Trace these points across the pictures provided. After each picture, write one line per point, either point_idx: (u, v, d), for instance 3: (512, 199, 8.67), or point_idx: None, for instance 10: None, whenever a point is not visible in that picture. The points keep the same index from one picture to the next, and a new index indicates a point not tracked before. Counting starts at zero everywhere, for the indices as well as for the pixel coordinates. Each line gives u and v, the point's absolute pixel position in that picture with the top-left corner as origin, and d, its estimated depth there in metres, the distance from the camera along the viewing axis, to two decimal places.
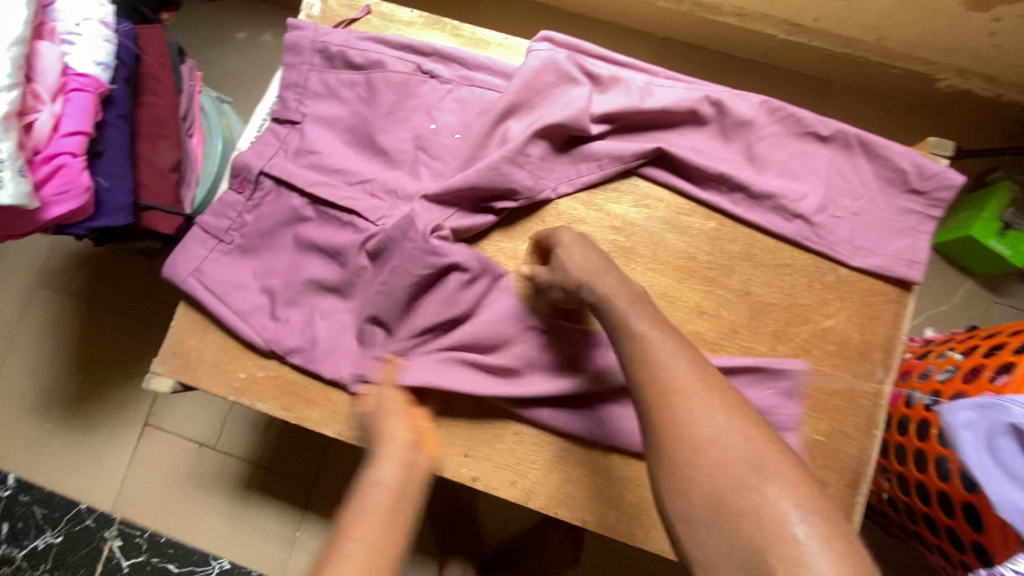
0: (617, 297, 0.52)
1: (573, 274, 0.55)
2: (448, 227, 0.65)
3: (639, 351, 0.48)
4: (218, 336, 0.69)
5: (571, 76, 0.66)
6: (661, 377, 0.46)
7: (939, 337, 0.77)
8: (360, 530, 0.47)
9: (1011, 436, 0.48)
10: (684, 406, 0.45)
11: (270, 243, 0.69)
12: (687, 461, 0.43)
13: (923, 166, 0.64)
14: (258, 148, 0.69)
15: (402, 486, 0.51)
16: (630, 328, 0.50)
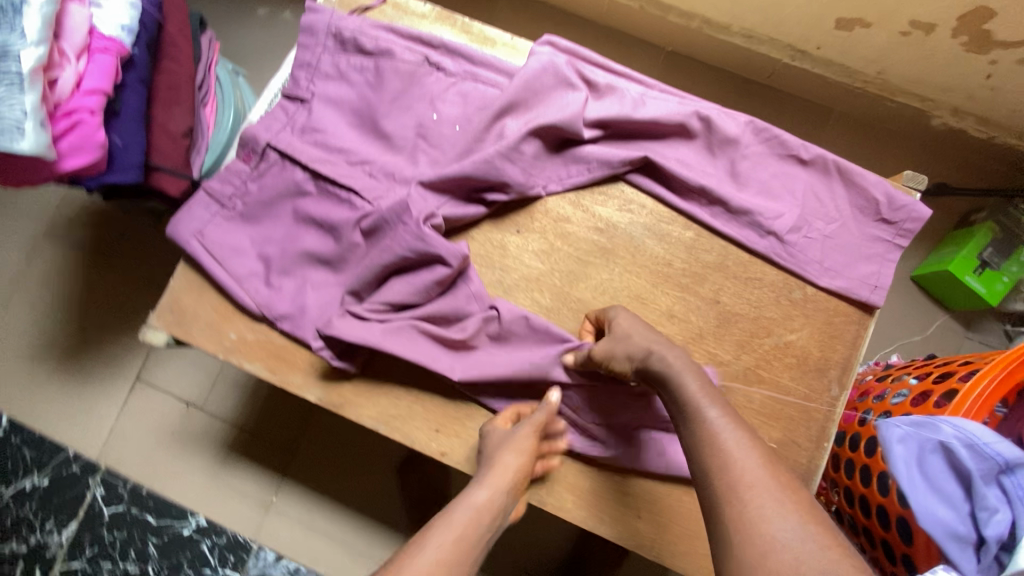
0: (689, 377, 0.54)
1: (641, 344, 0.58)
2: (440, 214, 0.68)
3: (710, 446, 0.49)
4: (212, 298, 0.73)
5: (569, 80, 0.69)
6: (728, 470, 0.47)
7: (901, 363, 0.81)
8: (444, 534, 0.53)
9: (940, 454, 0.52)
10: (751, 502, 0.45)
11: (270, 213, 0.73)
12: (755, 560, 0.42)
13: (893, 197, 0.67)
14: (267, 122, 0.73)
15: (494, 508, 0.57)
16: (699, 411, 0.52)
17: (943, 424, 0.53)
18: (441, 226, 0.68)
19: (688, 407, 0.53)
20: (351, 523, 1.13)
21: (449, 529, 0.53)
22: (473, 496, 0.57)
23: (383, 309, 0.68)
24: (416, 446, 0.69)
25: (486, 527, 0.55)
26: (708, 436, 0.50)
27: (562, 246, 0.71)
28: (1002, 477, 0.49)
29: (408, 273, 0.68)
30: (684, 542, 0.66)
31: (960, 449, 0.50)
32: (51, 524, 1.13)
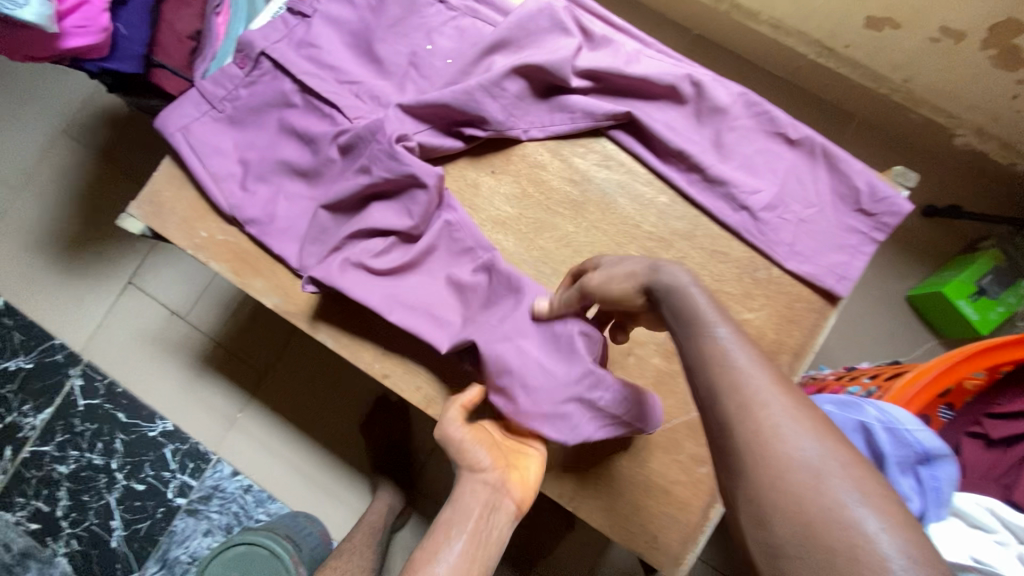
0: (695, 290, 0.45)
1: (645, 261, 0.50)
2: (415, 139, 0.68)
3: (715, 358, 0.41)
4: (190, 195, 0.74)
5: (564, 26, 0.69)
6: (738, 383, 0.39)
7: (858, 367, 0.80)
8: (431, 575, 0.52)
9: (859, 433, 0.52)
10: (763, 416, 0.37)
11: (257, 120, 0.74)
12: (771, 483, 0.35)
13: (876, 188, 0.66)
14: (265, 31, 0.74)
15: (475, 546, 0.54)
16: (705, 323, 0.43)
17: (869, 405, 0.53)
18: (416, 151, 0.68)
19: (694, 321, 0.43)
20: (309, 452, 1.16)
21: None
22: (450, 537, 0.54)
23: (370, 252, 0.67)
24: (362, 366, 0.70)
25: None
26: (712, 349, 0.41)
27: (534, 192, 0.71)
28: (920, 467, 0.52)
29: (388, 201, 0.69)
30: (604, 497, 0.66)
31: (880, 432, 0.51)
32: (29, 406, 1.19)
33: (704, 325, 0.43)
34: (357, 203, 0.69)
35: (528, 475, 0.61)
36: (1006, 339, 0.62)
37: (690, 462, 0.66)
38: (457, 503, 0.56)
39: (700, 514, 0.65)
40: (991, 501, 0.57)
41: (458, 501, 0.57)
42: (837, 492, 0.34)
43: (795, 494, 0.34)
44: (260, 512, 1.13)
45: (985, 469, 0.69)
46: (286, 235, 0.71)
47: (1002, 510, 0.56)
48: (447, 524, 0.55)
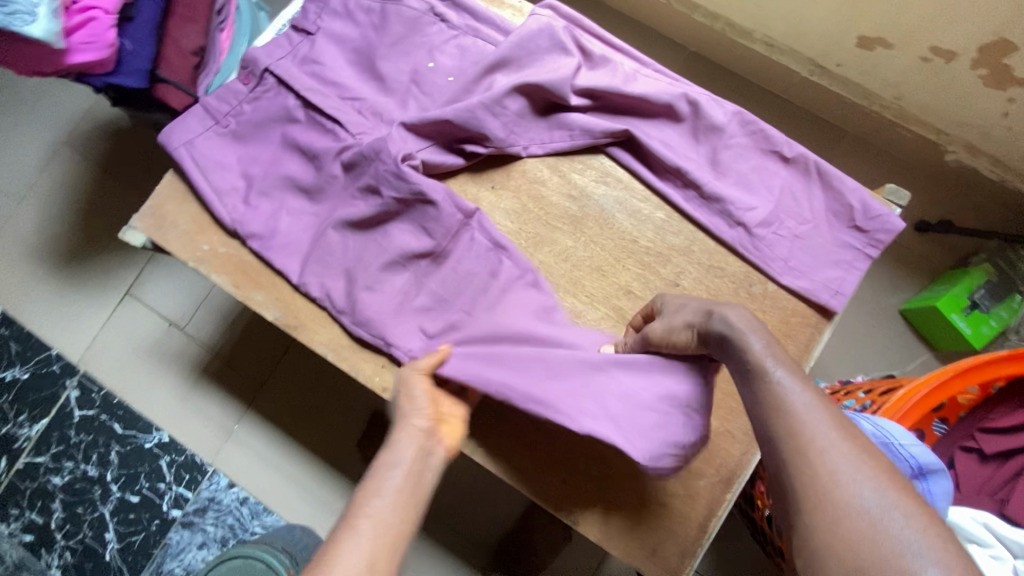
0: (753, 333, 0.47)
1: (702, 307, 0.53)
2: (418, 158, 0.70)
3: (774, 406, 0.43)
4: (192, 208, 0.74)
5: (564, 46, 0.70)
6: (797, 432, 0.41)
7: (855, 382, 0.81)
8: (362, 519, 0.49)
9: None
10: (822, 463, 0.40)
11: (260, 135, 0.74)
12: (828, 528, 0.38)
13: (869, 206, 0.67)
14: (270, 48, 0.75)
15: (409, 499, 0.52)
16: (764, 370, 0.45)
17: (865, 420, 0.54)
18: (419, 168, 0.69)
19: (750, 364, 0.45)
20: (307, 464, 1.15)
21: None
22: (387, 474, 0.52)
23: (418, 286, 0.70)
24: (362, 379, 0.70)
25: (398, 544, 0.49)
26: (774, 395, 0.43)
27: (534, 208, 0.72)
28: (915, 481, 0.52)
29: (398, 221, 0.71)
30: (601, 511, 0.67)
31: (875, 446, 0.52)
32: (24, 417, 1.18)
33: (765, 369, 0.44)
34: (365, 220, 0.70)
35: (452, 423, 0.60)
36: (998, 355, 0.63)
37: (687, 475, 0.66)
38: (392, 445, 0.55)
39: (698, 527, 0.66)
40: (986, 514, 0.58)
41: (398, 444, 0.55)
42: (896, 541, 0.37)
43: (852, 541, 0.37)
44: (255, 525, 1.13)
45: (979, 484, 0.70)
46: (288, 249, 0.72)
47: (996, 523, 0.57)
48: (376, 471, 0.53)
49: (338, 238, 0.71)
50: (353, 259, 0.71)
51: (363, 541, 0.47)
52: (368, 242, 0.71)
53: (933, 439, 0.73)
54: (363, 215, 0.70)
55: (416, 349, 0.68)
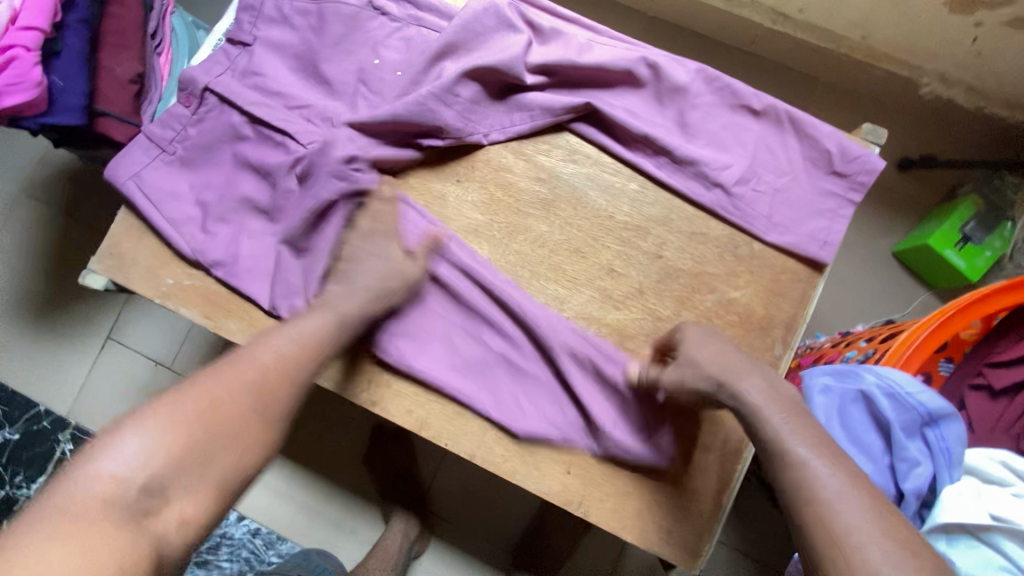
0: (771, 411, 0.50)
1: (716, 370, 0.54)
2: (366, 159, 0.67)
3: (801, 487, 0.45)
4: (152, 243, 0.71)
5: (511, 23, 0.67)
6: (823, 514, 0.43)
7: (856, 331, 0.78)
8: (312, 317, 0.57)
9: (860, 405, 0.51)
10: (857, 556, 0.41)
11: (210, 158, 0.71)
12: None
13: (847, 149, 0.64)
14: (207, 65, 0.71)
15: (332, 341, 0.57)
16: (787, 449, 0.47)
17: (866, 371, 0.52)
18: (366, 172, 0.67)
19: (773, 443, 0.48)
20: (314, 487, 1.10)
21: (260, 369, 0.51)
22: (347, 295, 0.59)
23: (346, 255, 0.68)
24: (347, 396, 0.67)
25: (304, 367, 0.54)
26: (799, 473, 0.46)
27: (502, 196, 0.69)
28: (926, 429, 0.50)
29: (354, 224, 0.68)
30: (612, 499, 0.64)
31: (881, 399, 0.49)
32: (21, 478, 1.15)
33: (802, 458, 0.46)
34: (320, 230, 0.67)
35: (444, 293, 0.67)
36: (996, 286, 0.60)
37: (695, 450, 0.64)
38: (340, 294, 0.59)
39: (713, 502, 0.64)
40: (1002, 451, 0.52)
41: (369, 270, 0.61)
42: None
43: None
44: (270, 555, 1.07)
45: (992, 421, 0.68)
46: (254, 273, 0.69)
47: (1015, 460, 0.50)
48: (318, 306, 0.58)
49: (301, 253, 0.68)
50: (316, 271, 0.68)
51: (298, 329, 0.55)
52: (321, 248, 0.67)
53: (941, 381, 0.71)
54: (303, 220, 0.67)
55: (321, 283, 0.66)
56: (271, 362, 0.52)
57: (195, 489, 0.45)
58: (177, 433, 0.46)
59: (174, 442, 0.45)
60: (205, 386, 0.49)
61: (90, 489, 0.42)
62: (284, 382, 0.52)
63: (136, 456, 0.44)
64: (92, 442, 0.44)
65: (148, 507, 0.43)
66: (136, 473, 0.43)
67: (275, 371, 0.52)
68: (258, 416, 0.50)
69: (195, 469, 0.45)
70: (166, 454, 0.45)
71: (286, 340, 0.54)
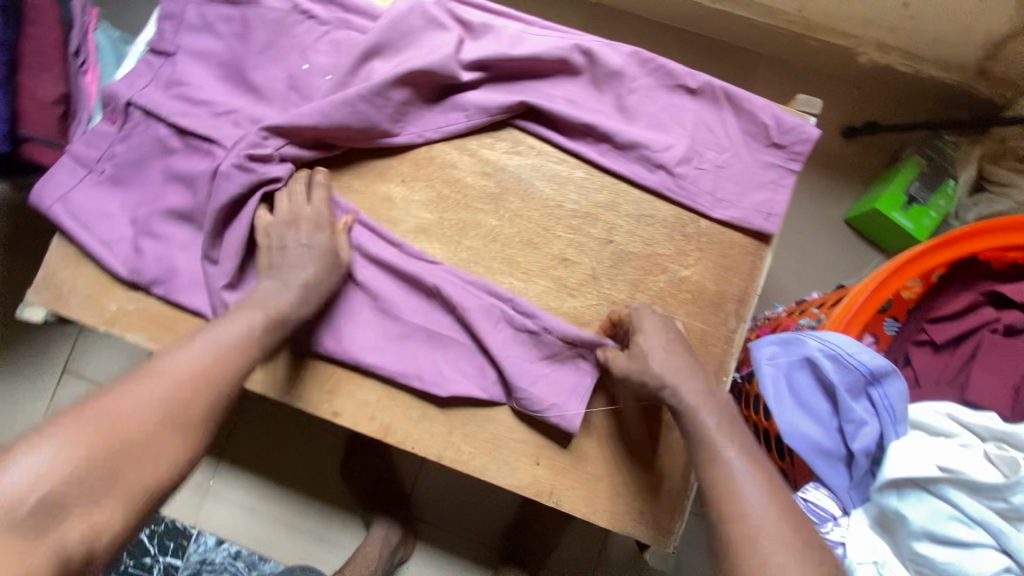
0: (707, 414, 0.53)
1: (660, 372, 0.56)
2: (276, 155, 0.66)
3: (720, 485, 0.49)
4: (90, 269, 0.69)
5: (439, 21, 0.67)
6: (734, 512, 0.47)
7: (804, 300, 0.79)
8: (241, 318, 0.56)
9: (806, 370, 0.51)
10: (756, 550, 0.45)
11: (139, 174, 0.70)
12: None
13: (782, 120, 0.65)
14: (129, 79, 0.70)
15: (260, 343, 0.56)
16: (716, 450, 0.51)
17: (809, 336, 0.51)
18: (278, 169, 0.66)
19: (706, 443, 0.52)
20: (294, 505, 1.08)
21: (183, 371, 0.51)
22: (276, 297, 0.59)
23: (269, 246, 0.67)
24: (307, 407, 0.66)
25: (229, 373, 0.52)
26: (724, 478, 0.49)
27: (449, 193, 0.69)
28: (870, 388, 0.50)
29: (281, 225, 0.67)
30: (583, 486, 0.64)
31: (825, 362, 0.49)
32: None
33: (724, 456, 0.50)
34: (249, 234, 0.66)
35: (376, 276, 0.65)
36: (923, 244, 0.59)
37: (659, 429, 0.65)
38: (270, 295, 0.59)
39: (682, 477, 0.64)
40: (948, 404, 0.53)
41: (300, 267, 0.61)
42: None
43: None
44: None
45: (939, 375, 0.67)
46: (195, 287, 0.67)
47: (962, 412, 0.52)
48: (246, 307, 0.57)
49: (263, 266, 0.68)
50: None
51: (225, 333, 0.54)
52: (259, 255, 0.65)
53: (887, 341, 0.69)
54: (211, 220, 0.65)
55: (236, 271, 0.65)
56: (190, 372, 0.51)
57: (110, 496, 0.45)
58: (87, 444, 0.45)
59: (82, 454, 0.45)
60: (121, 392, 0.48)
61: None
62: (209, 388, 0.51)
63: (40, 469, 0.43)
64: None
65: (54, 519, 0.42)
66: (39, 487, 0.42)
67: (200, 373, 0.51)
68: (179, 420, 0.49)
69: (106, 478, 0.45)
70: (73, 464, 0.44)
71: (213, 340, 0.53)
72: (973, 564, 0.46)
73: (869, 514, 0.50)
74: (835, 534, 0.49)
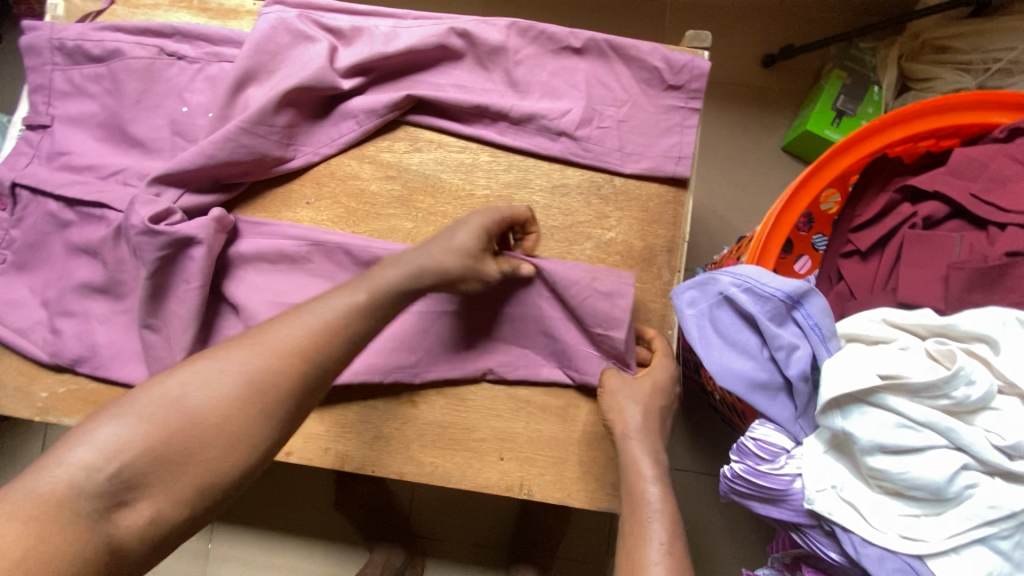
0: (648, 469, 0.55)
1: (617, 417, 0.57)
2: (178, 210, 0.63)
3: (632, 537, 0.52)
4: (11, 361, 0.66)
5: (305, 34, 0.65)
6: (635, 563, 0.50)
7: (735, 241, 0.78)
8: (350, 291, 0.52)
9: (728, 307, 0.51)
10: None
11: (42, 255, 0.67)
12: None
13: (673, 60, 0.64)
14: (11, 159, 0.68)
15: (362, 320, 0.51)
16: (639, 500, 0.54)
17: (721, 272, 0.51)
18: (186, 220, 0.63)
19: (634, 492, 0.54)
20: (297, 551, 1.05)
21: (258, 357, 0.47)
22: (392, 266, 0.54)
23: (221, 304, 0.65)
24: None
25: (326, 354, 0.49)
26: (636, 527, 0.52)
27: (357, 206, 0.67)
28: (794, 311, 0.49)
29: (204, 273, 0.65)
30: (550, 472, 0.62)
31: (739, 296, 0.50)
32: None
33: (643, 509, 0.53)
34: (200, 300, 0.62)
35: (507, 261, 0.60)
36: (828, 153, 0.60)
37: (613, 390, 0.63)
38: (382, 266, 0.54)
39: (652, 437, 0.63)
40: (883, 309, 0.51)
41: (450, 240, 0.54)
42: None
43: None
44: None
45: (871, 282, 0.63)
46: (120, 358, 0.64)
47: (896, 314, 0.50)
48: (353, 282, 0.53)
49: (227, 323, 0.65)
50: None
51: (332, 309, 0.51)
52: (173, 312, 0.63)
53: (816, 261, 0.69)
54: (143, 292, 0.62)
55: (192, 344, 0.62)
56: (290, 346, 0.48)
57: (190, 473, 0.43)
58: (157, 425, 0.42)
59: (155, 434, 0.42)
60: (196, 371, 0.46)
61: (56, 474, 0.39)
62: (308, 367, 0.48)
63: (109, 445, 0.41)
64: (104, 411, 0.43)
65: (116, 500, 0.40)
66: (107, 465, 0.40)
67: (275, 361, 0.47)
68: (251, 410, 0.45)
69: (173, 463, 0.42)
70: (141, 443, 0.41)
71: (295, 327, 0.49)
72: (927, 470, 0.44)
73: (823, 438, 0.49)
74: (789, 466, 0.48)
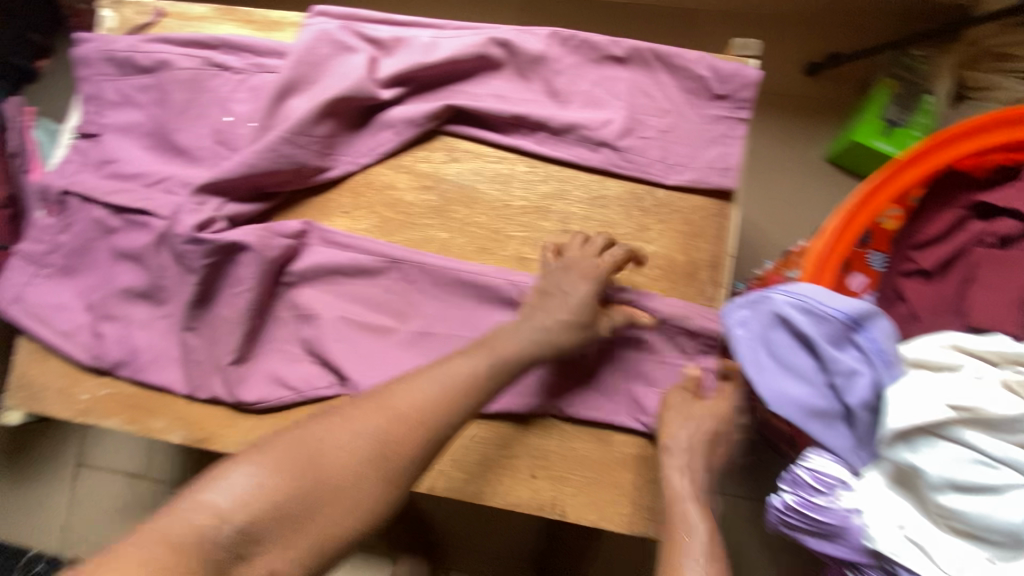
0: (688, 494, 0.54)
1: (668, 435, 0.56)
2: (221, 218, 0.64)
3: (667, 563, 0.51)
4: (56, 363, 0.68)
5: (347, 45, 0.65)
6: None
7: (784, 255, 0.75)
8: (472, 358, 0.52)
9: (782, 327, 0.48)
10: None
11: (87, 260, 0.69)
12: None
13: (720, 69, 0.62)
14: (61, 166, 0.70)
15: (480, 389, 0.51)
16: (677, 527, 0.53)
17: (775, 290, 0.49)
18: (229, 229, 0.64)
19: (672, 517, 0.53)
20: None
21: (382, 418, 0.47)
22: (511, 337, 0.54)
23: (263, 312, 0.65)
24: None
25: (445, 424, 0.48)
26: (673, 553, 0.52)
27: (393, 215, 0.66)
28: (854, 335, 0.46)
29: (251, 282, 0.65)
30: (584, 492, 0.59)
31: (796, 315, 0.47)
32: None
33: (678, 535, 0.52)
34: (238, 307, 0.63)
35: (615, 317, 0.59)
36: (890, 163, 0.57)
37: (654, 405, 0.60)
38: (502, 334, 0.54)
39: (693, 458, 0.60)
40: (951, 335, 0.49)
41: (558, 311, 0.55)
42: None
43: None
44: None
45: (931, 305, 0.61)
46: (158, 362, 0.65)
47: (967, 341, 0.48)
48: (475, 349, 0.53)
49: (261, 329, 0.65)
50: (275, 356, 0.64)
51: (455, 376, 0.50)
52: (213, 319, 0.64)
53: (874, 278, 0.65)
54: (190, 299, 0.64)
55: (233, 349, 0.63)
56: (412, 411, 0.47)
57: (308, 530, 0.42)
58: (284, 478, 0.42)
59: (283, 487, 0.42)
60: (323, 427, 0.46)
61: (189, 518, 0.39)
62: (427, 434, 0.47)
63: (240, 494, 0.41)
64: (236, 457, 0.43)
65: (238, 552, 0.40)
66: (235, 514, 0.40)
67: (398, 425, 0.47)
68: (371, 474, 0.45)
69: (294, 518, 0.42)
70: (268, 497, 0.41)
71: (418, 391, 0.49)
72: (1004, 510, 0.44)
73: (886, 471, 0.47)
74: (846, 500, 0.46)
